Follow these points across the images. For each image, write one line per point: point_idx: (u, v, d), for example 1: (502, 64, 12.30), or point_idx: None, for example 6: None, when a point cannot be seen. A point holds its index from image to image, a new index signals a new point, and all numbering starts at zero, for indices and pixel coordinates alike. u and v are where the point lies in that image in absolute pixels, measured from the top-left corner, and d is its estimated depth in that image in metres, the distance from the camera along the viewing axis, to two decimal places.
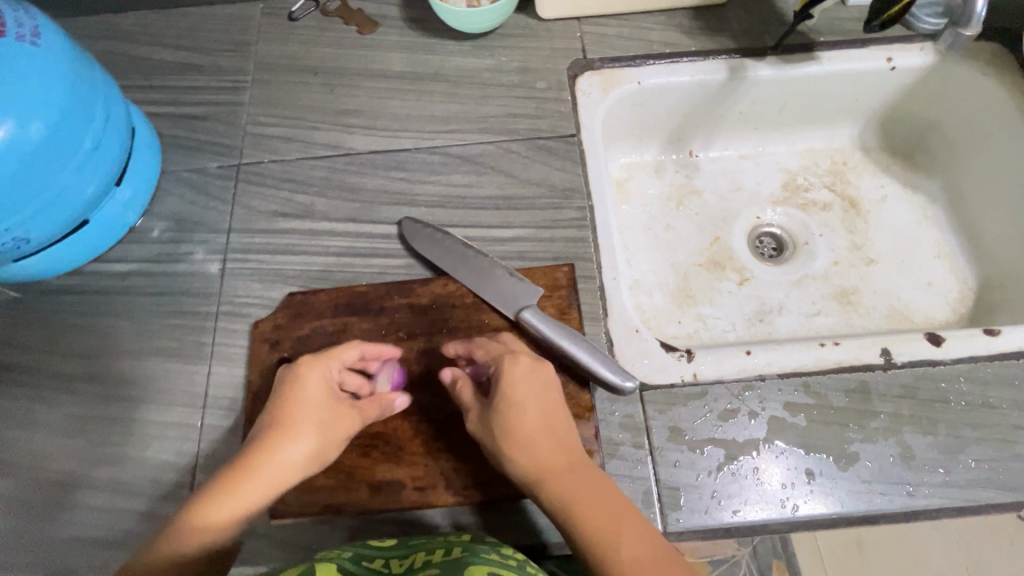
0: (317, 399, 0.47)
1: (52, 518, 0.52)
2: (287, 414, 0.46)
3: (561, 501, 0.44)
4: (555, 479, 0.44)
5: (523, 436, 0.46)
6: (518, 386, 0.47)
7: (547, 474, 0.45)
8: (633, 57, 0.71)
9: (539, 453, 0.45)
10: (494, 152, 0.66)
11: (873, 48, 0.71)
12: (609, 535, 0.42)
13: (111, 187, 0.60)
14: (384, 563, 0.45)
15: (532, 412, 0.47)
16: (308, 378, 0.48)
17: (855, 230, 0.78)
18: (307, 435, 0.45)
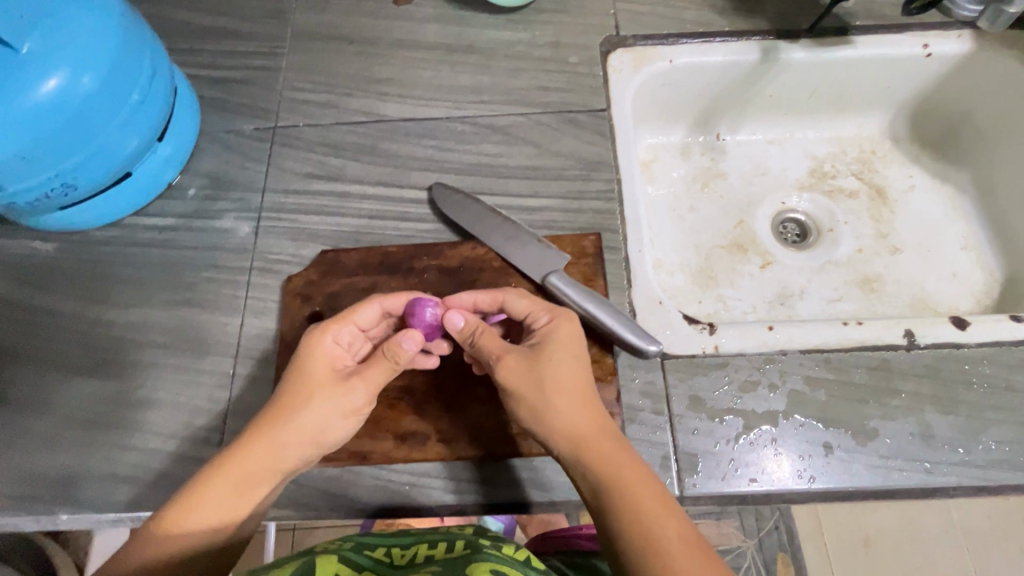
0: (319, 387, 0.48)
1: (87, 455, 0.54)
2: (290, 388, 0.47)
3: (600, 467, 0.43)
4: (595, 445, 0.44)
5: (565, 401, 0.46)
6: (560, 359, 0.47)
7: (587, 439, 0.45)
8: (666, 35, 0.71)
9: (581, 419, 0.45)
10: (525, 124, 0.67)
11: (909, 34, 0.71)
12: (647, 509, 0.41)
13: (154, 143, 0.62)
14: (385, 552, 0.45)
15: (575, 379, 0.47)
16: (315, 350, 0.49)
17: (880, 219, 0.78)
18: (308, 427, 0.46)
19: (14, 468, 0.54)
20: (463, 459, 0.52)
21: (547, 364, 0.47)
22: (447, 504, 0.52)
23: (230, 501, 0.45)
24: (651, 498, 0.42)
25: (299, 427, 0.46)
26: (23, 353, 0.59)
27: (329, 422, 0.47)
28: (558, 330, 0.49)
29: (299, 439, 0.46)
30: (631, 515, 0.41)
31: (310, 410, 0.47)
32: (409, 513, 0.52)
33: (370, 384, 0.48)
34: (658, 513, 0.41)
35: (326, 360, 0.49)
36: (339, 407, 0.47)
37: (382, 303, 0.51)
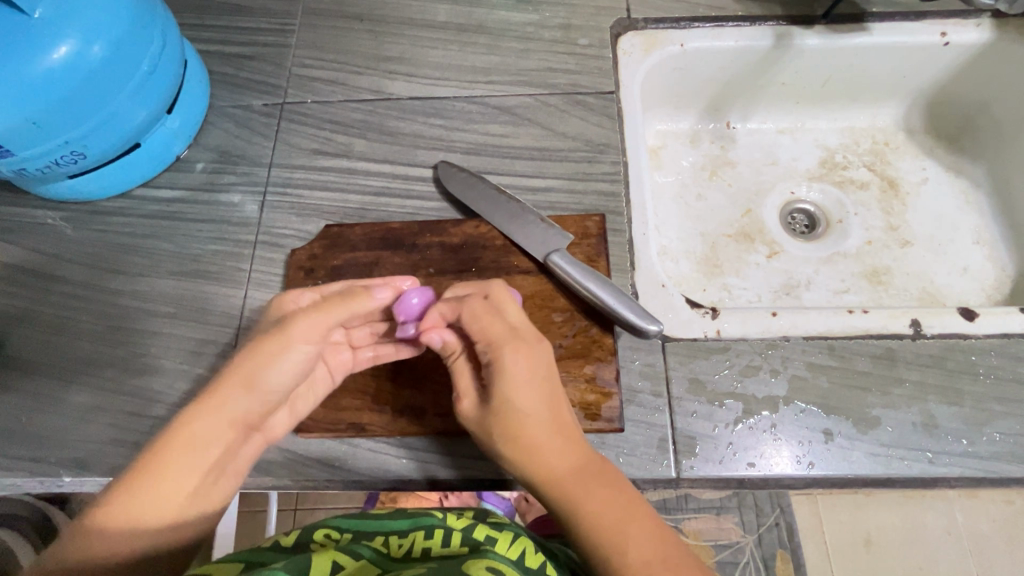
0: (270, 334, 0.44)
1: (91, 421, 0.55)
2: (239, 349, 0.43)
3: (567, 508, 0.42)
4: (562, 484, 0.43)
5: (528, 445, 0.43)
6: (513, 380, 0.44)
7: (552, 484, 0.43)
8: (677, 18, 0.70)
9: (534, 455, 0.43)
10: (532, 105, 0.66)
11: (927, 22, 0.69)
12: (606, 529, 0.41)
13: (162, 115, 0.62)
14: (383, 542, 0.44)
15: (532, 420, 0.44)
16: (275, 311, 0.46)
17: (891, 211, 0.77)
18: (247, 374, 0.42)
19: (20, 431, 0.55)
20: (461, 434, 0.52)
21: (502, 395, 0.44)
22: (446, 478, 0.52)
23: (171, 461, 0.39)
24: (625, 526, 0.41)
25: (240, 373, 0.42)
26: (30, 320, 0.59)
27: (283, 373, 0.43)
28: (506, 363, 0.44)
29: (253, 405, 0.42)
30: (606, 541, 0.40)
31: (263, 372, 0.42)
32: (406, 486, 0.52)
33: (327, 327, 0.45)
34: (636, 543, 0.40)
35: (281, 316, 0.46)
36: (296, 355, 0.43)
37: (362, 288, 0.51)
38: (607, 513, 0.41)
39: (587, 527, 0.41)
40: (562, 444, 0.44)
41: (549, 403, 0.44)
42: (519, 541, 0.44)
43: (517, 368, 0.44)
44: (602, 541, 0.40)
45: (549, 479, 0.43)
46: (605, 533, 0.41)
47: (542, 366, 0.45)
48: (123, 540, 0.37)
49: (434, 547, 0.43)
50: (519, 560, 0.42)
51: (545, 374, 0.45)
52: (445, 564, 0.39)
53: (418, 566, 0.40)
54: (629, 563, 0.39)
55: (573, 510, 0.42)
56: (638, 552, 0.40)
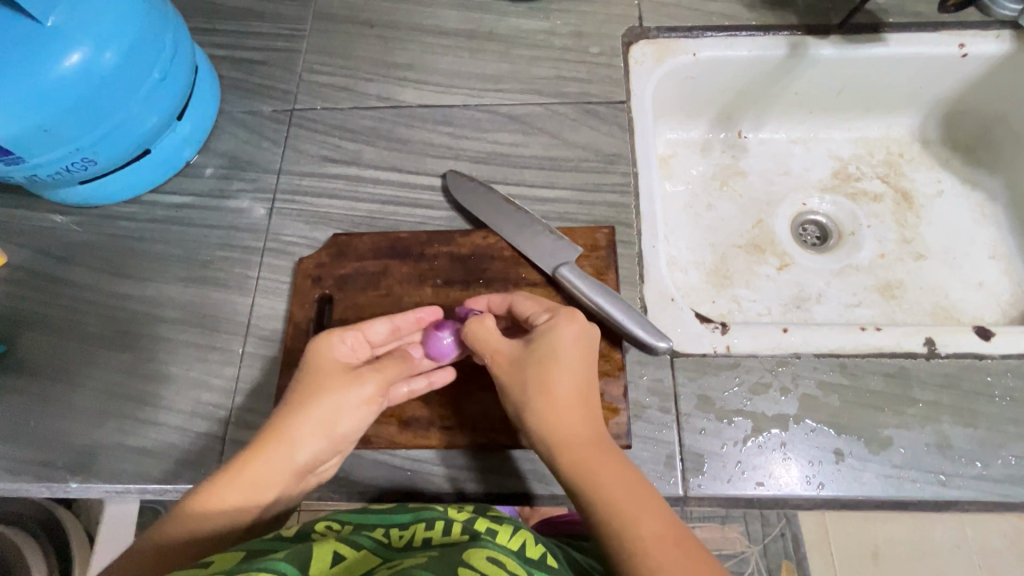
0: (335, 378, 0.45)
1: (98, 425, 0.55)
2: (295, 394, 0.45)
3: (580, 479, 0.41)
4: (583, 451, 0.42)
5: (557, 410, 0.43)
6: (554, 345, 0.45)
7: (574, 449, 0.42)
8: (690, 27, 0.70)
9: (561, 421, 0.43)
10: (542, 113, 0.66)
11: (945, 33, 0.68)
12: (618, 502, 0.40)
13: (172, 121, 0.62)
14: (384, 532, 0.43)
15: (564, 386, 0.44)
16: (330, 351, 0.47)
17: (905, 224, 0.76)
18: (318, 423, 0.44)
19: (28, 436, 0.55)
20: (466, 448, 0.52)
21: (541, 360, 0.45)
22: (450, 490, 0.52)
23: (246, 496, 0.42)
24: (639, 498, 0.40)
25: (312, 420, 0.44)
26: (38, 324, 0.59)
27: (335, 422, 0.45)
28: (551, 333, 0.46)
29: (310, 450, 0.44)
30: (616, 515, 0.39)
31: (319, 422, 0.44)
32: (410, 498, 0.52)
33: (381, 382, 0.47)
34: (648, 521, 0.39)
35: (336, 363, 0.47)
36: (347, 403, 0.45)
37: (393, 321, 0.50)
38: (622, 486, 0.40)
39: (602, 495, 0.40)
40: (586, 418, 0.44)
41: (581, 377, 0.45)
42: (520, 532, 0.43)
43: (551, 340, 0.46)
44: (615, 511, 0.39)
45: (570, 443, 0.43)
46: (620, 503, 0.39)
47: (581, 342, 0.46)
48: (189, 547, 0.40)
49: (434, 536, 0.42)
50: (520, 550, 0.42)
51: (582, 348, 0.46)
52: (444, 553, 0.39)
53: (418, 556, 0.39)
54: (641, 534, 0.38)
55: (591, 478, 0.41)
56: (648, 528, 0.38)
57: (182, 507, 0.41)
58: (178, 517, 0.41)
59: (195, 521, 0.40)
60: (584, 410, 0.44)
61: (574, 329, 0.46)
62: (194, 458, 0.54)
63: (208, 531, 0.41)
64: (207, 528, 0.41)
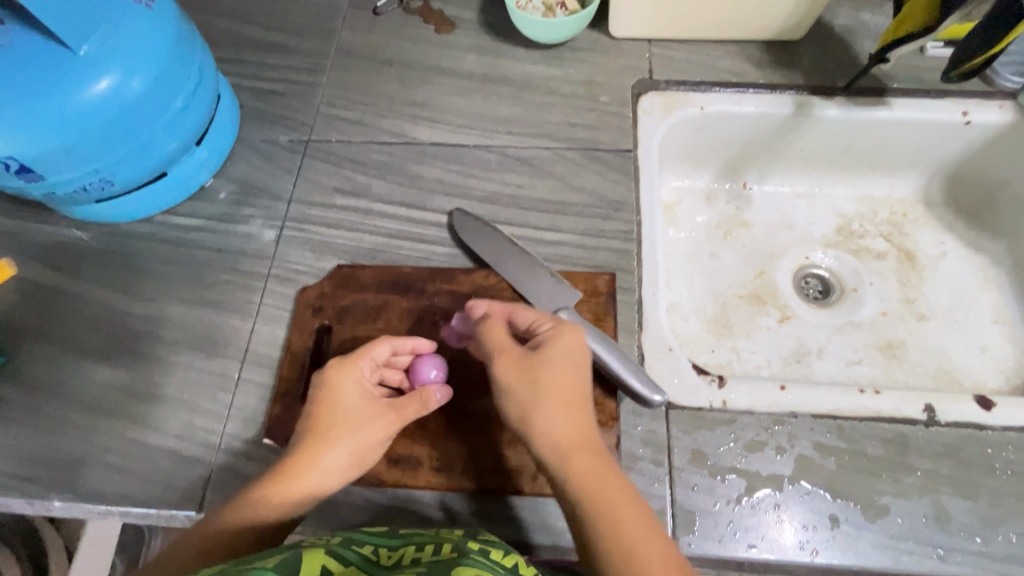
0: (356, 402, 0.49)
1: (87, 444, 0.55)
2: (318, 414, 0.48)
3: (575, 484, 0.43)
4: (595, 487, 0.42)
5: (552, 413, 0.45)
6: (557, 350, 0.47)
7: (586, 486, 0.42)
8: (698, 82, 0.72)
9: (554, 421, 0.45)
10: (550, 158, 0.67)
11: (949, 100, 0.70)
12: (612, 514, 0.41)
13: (191, 146, 0.64)
14: (372, 551, 0.42)
15: (563, 386, 0.46)
16: (348, 379, 0.50)
17: (908, 283, 0.76)
18: (345, 440, 0.47)
19: (17, 450, 0.55)
20: (454, 491, 0.51)
21: (546, 357, 0.47)
22: None
23: (273, 508, 0.44)
24: (630, 515, 0.41)
25: (342, 440, 0.47)
26: (38, 337, 0.60)
27: (363, 443, 0.48)
28: (557, 334, 0.48)
29: (339, 463, 0.47)
30: (604, 524, 0.41)
31: (348, 441, 0.47)
32: None
33: (401, 413, 0.49)
34: (636, 535, 0.40)
35: (358, 391, 0.50)
36: (372, 426, 0.48)
37: (394, 343, 0.52)
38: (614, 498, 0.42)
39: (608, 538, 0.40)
40: (578, 422, 0.46)
41: (575, 381, 0.47)
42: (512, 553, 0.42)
43: (555, 365, 0.47)
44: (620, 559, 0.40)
45: (581, 482, 0.43)
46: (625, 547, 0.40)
47: (581, 350, 0.48)
48: (215, 555, 0.42)
49: (424, 555, 0.42)
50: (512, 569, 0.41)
51: (581, 374, 0.47)
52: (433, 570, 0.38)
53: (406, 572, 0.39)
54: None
55: (600, 519, 0.41)
56: (637, 543, 0.40)
57: (214, 519, 0.44)
58: (209, 529, 0.43)
59: (229, 523, 0.43)
60: (580, 414, 0.46)
61: (576, 344, 0.48)
62: (179, 483, 0.53)
63: (234, 539, 0.43)
64: (233, 536, 0.43)
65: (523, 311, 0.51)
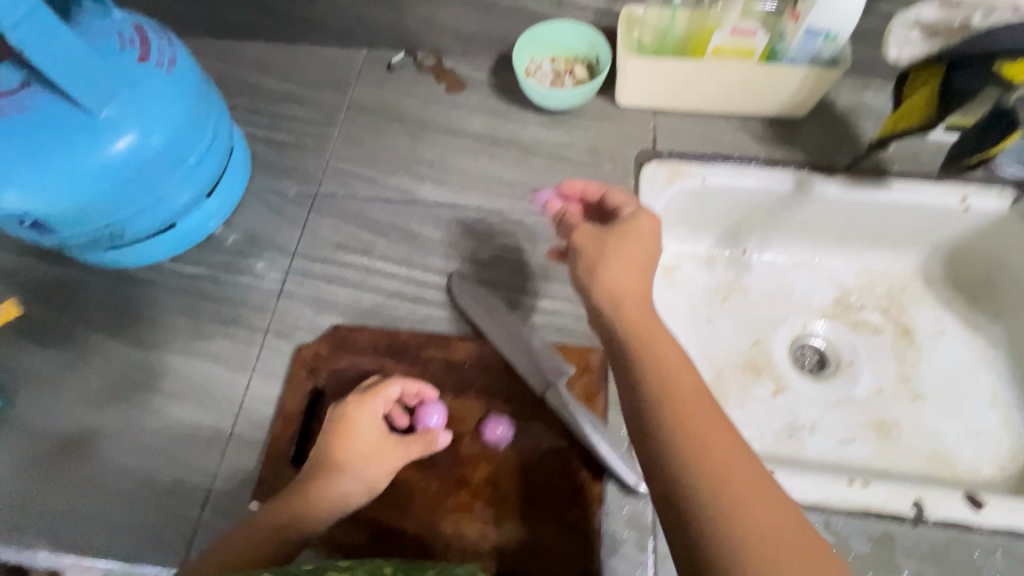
0: (370, 437, 0.52)
1: (77, 493, 0.56)
2: (336, 442, 0.52)
3: (676, 413, 0.41)
4: (702, 429, 0.40)
5: (649, 337, 0.45)
6: (638, 228, 0.50)
7: (695, 425, 0.41)
8: (700, 155, 0.73)
9: (652, 343, 0.45)
10: (551, 224, 0.68)
11: (947, 185, 0.70)
12: (720, 460, 0.39)
13: (201, 199, 0.66)
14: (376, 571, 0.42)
15: (635, 303, 0.47)
16: (364, 414, 0.53)
17: (904, 360, 0.76)
18: (356, 472, 0.51)
19: (9, 496, 0.56)
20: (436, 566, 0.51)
21: (622, 232, 0.50)
22: None
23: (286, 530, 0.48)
24: (744, 466, 0.39)
25: (355, 470, 0.51)
26: (39, 381, 0.61)
27: (372, 475, 0.51)
28: (637, 217, 0.51)
29: (348, 494, 0.50)
30: (710, 470, 0.39)
31: (359, 472, 0.51)
32: None
33: (407, 451, 0.53)
34: (747, 484, 0.39)
35: (372, 427, 0.53)
36: (382, 460, 0.52)
37: (405, 384, 0.55)
38: (722, 444, 0.40)
39: (715, 503, 0.38)
40: (677, 356, 0.44)
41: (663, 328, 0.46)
42: None
43: (633, 237, 0.50)
44: (731, 519, 0.37)
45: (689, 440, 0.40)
46: (736, 508, 0.37)
47: (654, 235, 0.51)
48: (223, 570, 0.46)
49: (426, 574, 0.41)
50: None
51: (653, 250, 0.50)
52: None
53: None
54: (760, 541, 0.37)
55: (707, 480, 0.39)
56: (750, 491, 0.38)
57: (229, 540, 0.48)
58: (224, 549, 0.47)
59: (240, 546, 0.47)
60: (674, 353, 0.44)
61: (652, 225, 0.51)
62: (165, 540, 0.54)
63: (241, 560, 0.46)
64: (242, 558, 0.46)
65: (612, 192, 0.56)
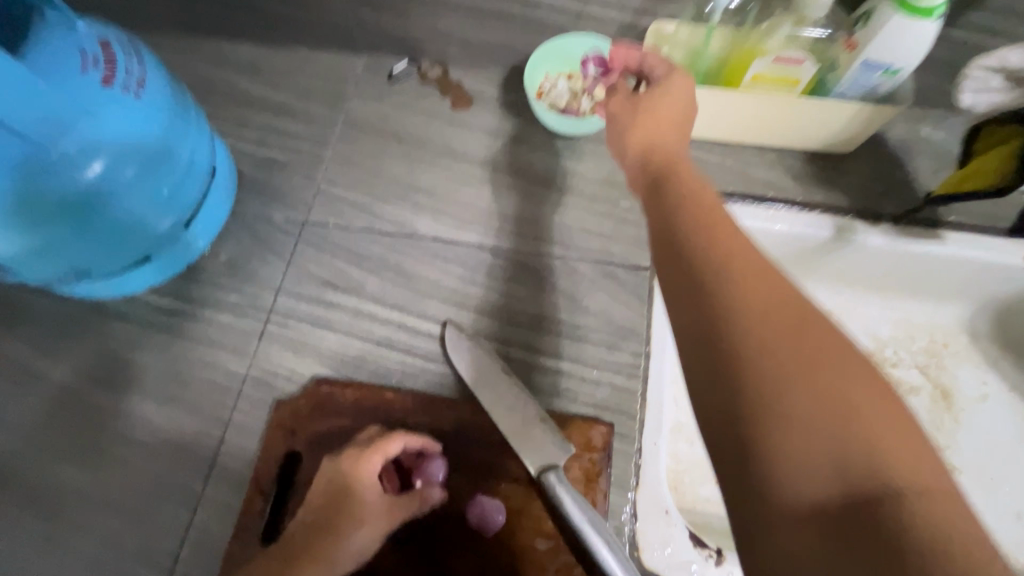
0: (366, 498, 0.48)
1: (43, 551, 0.53)
2: (331, 501, 0.48)
3: (715, 273, 0.36)
4: (755, 300, 0.34)
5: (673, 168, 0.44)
6: (668, 89, 0.48)
7: (742, 298, 0.34)
8: (729, 194, 0.65)
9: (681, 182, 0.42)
10: (558, 268, 0.62)
11: (1011, 241, 0.62)
12: (773, 330, 0.33)
13: (178, 230, 0.60)
14: None
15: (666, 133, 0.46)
16: (362, 472, 0.49)
17: (940, 428, 0.69)
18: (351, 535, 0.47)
19: None
20: None
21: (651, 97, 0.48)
22: None
23: None
24: (806, 338, 0.33)
25: (349, 534, 0.47)
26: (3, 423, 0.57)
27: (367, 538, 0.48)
28: (669, 84, 0.48)
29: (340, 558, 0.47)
30: (763, 319, 0.33)
31: (353, 534, 0.47)
32: None
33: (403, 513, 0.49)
34: (810, 343, 0.33)
35: (370, 487, 0.49)
36: (378, 521, 0.48)
37: (408, 440, 0.51)
38: (774, 298, 0.34)
39: (777, 360, 0.32)
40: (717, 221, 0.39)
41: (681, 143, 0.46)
42: None
43: (666, 101, 0.48)
44: (791, 364, 0.32)
45: (754, 323, 0.33)
46: (805, 380, 0.31)
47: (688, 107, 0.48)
48: None
49: None
50: None
51: (684, 114, 0.48)
52: None
53: None
54: (849, 440, 0.30)
55: (777, 334, 0.33)
56: (813, 355, 0.32)
57: None
58: None
59: None
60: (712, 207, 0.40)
61: (687, 88, 0.48)
62: None
63: None
64: None
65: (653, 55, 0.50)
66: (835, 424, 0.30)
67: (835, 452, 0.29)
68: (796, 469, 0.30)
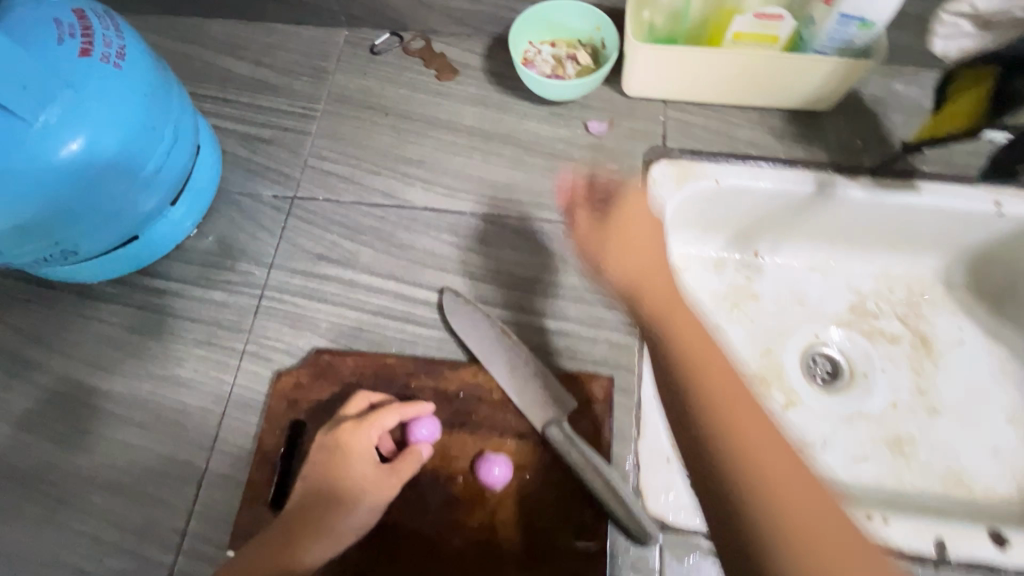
0: (361, 471, 0.49)
1: (43, 536, 0.52)
2: (329, 474, 0.49)
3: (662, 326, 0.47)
4: (694, 349, 0.44)
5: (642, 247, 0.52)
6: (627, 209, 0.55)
7: (688, 350, 0.44)
8: (714, 154, 0.66)
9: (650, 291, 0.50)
10: (551, 232, 0.63)
11: (982, 188, 0.65)
12: (713, 374, 0.43)
13: (165, 208, 0.59)
14: None
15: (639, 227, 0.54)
16: (357, 445, 0.50)
17: (921, 372, 0.72)
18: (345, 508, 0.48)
19: None
20: None
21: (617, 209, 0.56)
22: None
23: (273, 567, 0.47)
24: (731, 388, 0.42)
25: (343, 505, 0.48)
26: None
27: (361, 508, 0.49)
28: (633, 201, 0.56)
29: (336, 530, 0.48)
30: (696, 359, 0.44)
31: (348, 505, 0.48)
32: None
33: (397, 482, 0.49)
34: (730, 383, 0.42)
35: (365, 460, 0.49)
36: (372, 492, 0.49)
37: (401, 412, 0.51)
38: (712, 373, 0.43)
39: (718, 407, 0.41)
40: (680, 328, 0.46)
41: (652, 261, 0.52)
42: None
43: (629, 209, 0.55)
44: (729, 409, 0.41)
45: (710, 367, 0.43)
46: (735, 414, 0.40)
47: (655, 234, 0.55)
48: None
49: None
50: None
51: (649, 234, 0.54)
52: None
53: None
54: (752, 445, 0.39)
55: (725, 412, 0.41)
56: (732, 395, 0.42)
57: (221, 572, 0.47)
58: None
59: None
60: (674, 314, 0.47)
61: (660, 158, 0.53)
62: None
63: None
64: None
65: None
66: (743, 432, 0.39)
67: (745, 452, 0.39)
68: (725, 461, 0.39)
